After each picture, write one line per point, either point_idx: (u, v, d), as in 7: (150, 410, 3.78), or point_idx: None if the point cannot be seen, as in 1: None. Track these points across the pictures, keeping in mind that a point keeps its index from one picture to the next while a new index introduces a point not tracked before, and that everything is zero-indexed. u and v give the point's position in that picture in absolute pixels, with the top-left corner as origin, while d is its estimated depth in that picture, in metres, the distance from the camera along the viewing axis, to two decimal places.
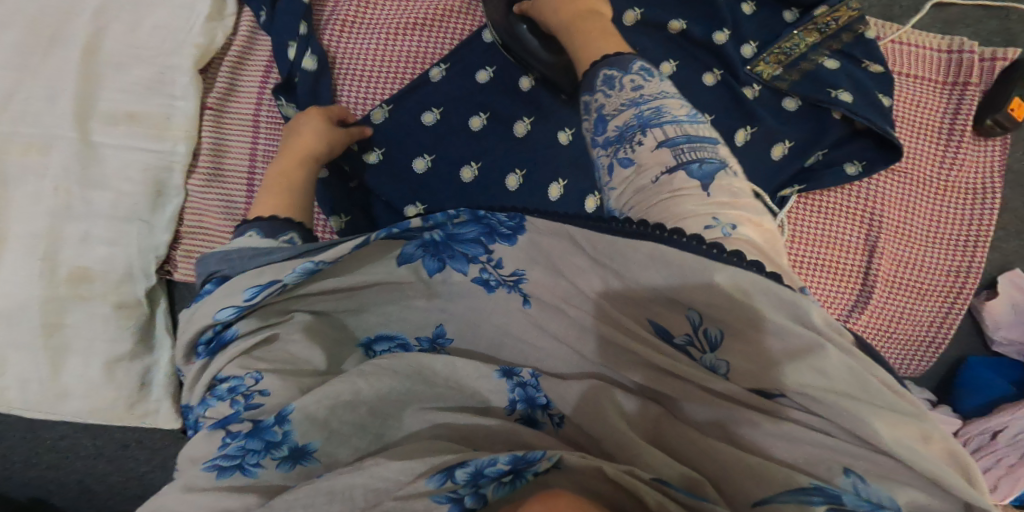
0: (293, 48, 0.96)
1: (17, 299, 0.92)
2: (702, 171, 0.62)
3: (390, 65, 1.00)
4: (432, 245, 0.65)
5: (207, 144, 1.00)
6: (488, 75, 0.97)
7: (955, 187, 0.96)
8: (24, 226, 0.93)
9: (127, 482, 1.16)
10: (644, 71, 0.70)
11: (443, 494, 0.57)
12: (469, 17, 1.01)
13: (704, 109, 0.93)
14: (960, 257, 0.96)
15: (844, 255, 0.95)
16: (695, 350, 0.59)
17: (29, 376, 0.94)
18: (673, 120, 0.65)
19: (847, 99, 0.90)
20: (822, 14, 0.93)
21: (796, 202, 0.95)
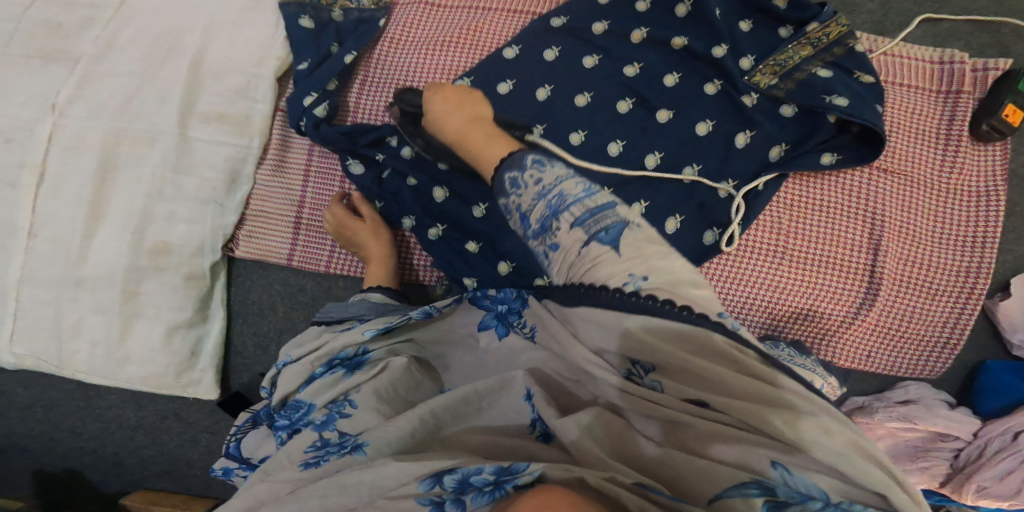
0: (310, 97, 1.05)
1: (106, 266, 1.06)
2: (610, 236, 0.72)
3: (426, 75, 1.08)
4: (501, 315, 0.93)
5: (275, 140, 1.12)
6: (508, 86, 1.03)
7: (959, 190, 1.00)
8: (121, 205, 1.07)
9: (159, 454, 1.27)
10: (537, 164, 0.79)
11: (427, 496, 0.74)
12: (501, 33, 1.08)
13: (706, 115, 1.00)
14: (968, 257, 1.00)
15: (849, 254, 1.01)
16: (636, 377, 0.76)
17: (100, 340, 1.08)
18: (576, 201, 0.75)
19: (841, 103, 0.94)
20: (814, 30, 0.98)
21: (803, 203, 1.02)
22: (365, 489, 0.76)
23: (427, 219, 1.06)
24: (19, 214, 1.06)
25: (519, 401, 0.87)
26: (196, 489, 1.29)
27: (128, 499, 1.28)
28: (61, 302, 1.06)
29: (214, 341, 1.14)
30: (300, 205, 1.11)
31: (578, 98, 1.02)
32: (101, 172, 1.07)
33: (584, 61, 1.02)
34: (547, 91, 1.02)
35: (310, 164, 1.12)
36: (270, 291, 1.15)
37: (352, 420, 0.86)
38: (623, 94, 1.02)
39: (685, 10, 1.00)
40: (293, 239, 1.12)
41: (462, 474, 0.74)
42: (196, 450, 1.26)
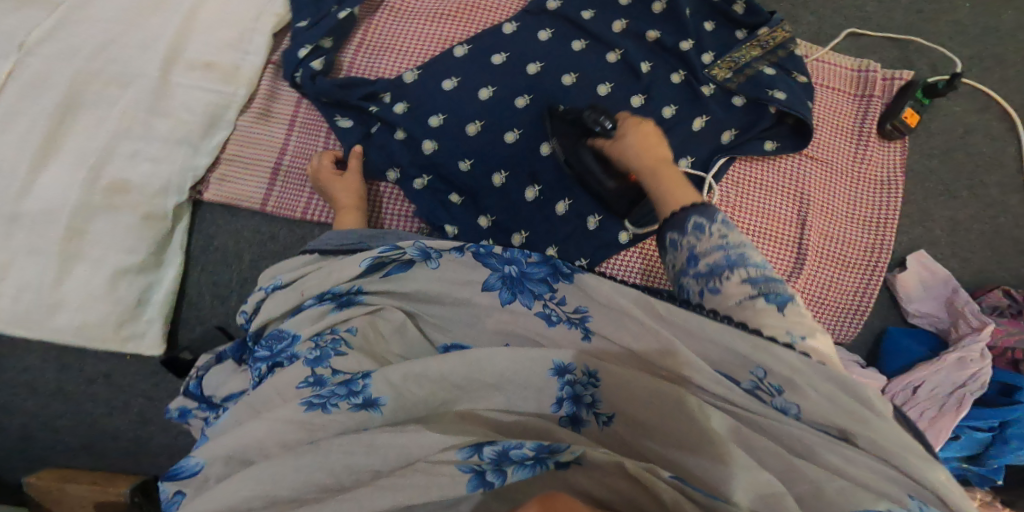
0: (305, 49, 1.07)
1: (54, 202, 1.00)
2: (776, 300, 0.83)
3: (421, 44, 1.13)
4: (510, 279, 0.91)
5: (263, 88, 1.11)
6: (501, 58, 1.10)
7: (868, 177, 1.11)
8: (81, 142, 1.02)
9: (78, 427, 1.16)
10: (727, 222, 0.88)
11: (468, 464, 0.78)
12: (495, 12, 1.14)
13: (671, 100, 1.08)
14: (875, 235, 1.09)
15: (781, 227, 1.08)
16: (763, 393, 0.81)
17: (30, 283, 0.99)
18: (754, 264, 0.85)
19: (781, 97, 1.05)
20: (763, 33, 1.09)
21: (740, 179, 1.10)
22: (395, 454, 0.80)
23: (410, 175, 1.09)
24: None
25: (546, 376, 0.85)
26: (121, 464, 1.19)
27: (34, 478, 1.13)
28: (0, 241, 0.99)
29: (167, 288, 1.06)
30: (280, 152, 1.10)
31: (566, 76, 1.09)
32: (61, 111, 1.02)
33: (574, 44, 1.10)
34: (537, 66, 1.10)
35: (297, 111, 1.11)
36: (238, 240, 1.11)
37: (346, 358, 0.87)
38: (603, 78, 1.09)
39: (661, 7, 1.10)
40: (269, 185, 1.09)
41: (501, 447, 0.80)
42: (125, 420, 1.16)
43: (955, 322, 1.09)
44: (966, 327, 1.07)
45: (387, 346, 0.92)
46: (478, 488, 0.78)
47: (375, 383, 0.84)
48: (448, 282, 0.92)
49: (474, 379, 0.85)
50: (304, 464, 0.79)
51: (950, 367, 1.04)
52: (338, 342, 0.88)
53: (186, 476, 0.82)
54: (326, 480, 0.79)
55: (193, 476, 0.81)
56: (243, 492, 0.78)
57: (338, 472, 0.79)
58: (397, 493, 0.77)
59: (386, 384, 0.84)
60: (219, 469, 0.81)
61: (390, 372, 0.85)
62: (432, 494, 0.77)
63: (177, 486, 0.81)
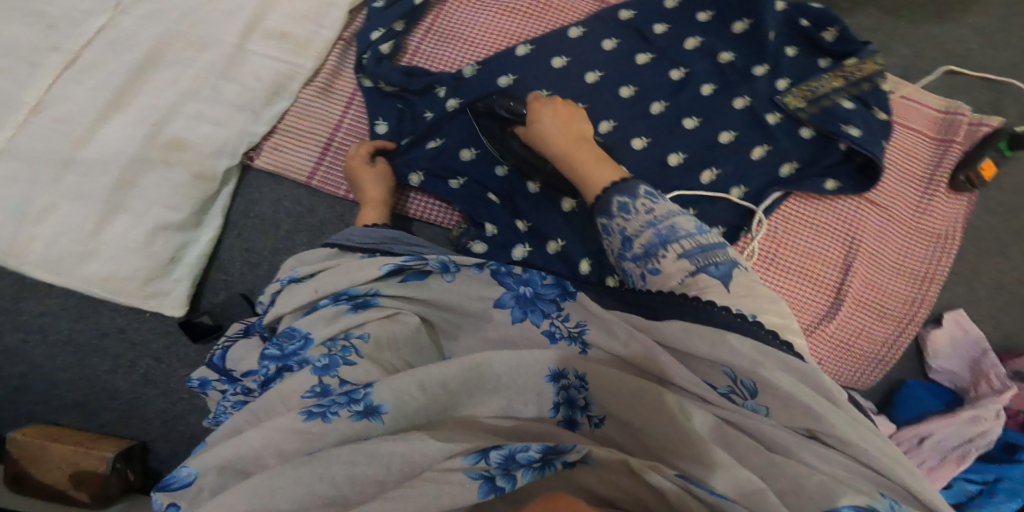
0: (378, 33, 1.07)
1: (110, 151, 0.96)
2: (718, 271, 0.79)
3: (485, 38, 1.11)
4: (524, 299, 0.86)
5: (329, 63, 1.08)
6: (561, 62, 1.07)
7: (922, 229, 1.08)
8: (149, 98, 0.99)
9: (78, 383, 1.11)
10: (650, 195, 0.84)
11: (476, 470, 0.69)
12: (565, 14, 1.11)
13: (731, 125, 1.03)
14: (916, 289, 1.07)
15: (826, 267, 1.05)
16: (737, 397, 0.76)
17: (66, 229, 0.94)
18: (686, 236, 0.81)
19: (855, 133, 1.00)
20: (851, 64, 1.03)
21: (795, 211, 1.05)
22: (398, 463, 0.71)
23: (435, 181, 1.06)
24: (29, 89, 0.95)
25: (541, 381, 0.79)
26: (108, 427, 1.13)
27: (17, 435, 1.07)
28: (37, 181, 0.94)
29: (201, 249, 1.02)
30: (334, 128, 1.07)
31: (623, 88, 1.05)
32: (141, 66, 0.99)
33: (637, 57, 1.06)
34: (596, 75, 1.06)
35: (357, 90, 1.09)
36: (277, 208, 1.07)
37: (355, 368, 0.81)
38: (657, 96, 1.05)
39: (742, 28, 1.06)
40: (319, 160, 1.07)
41: (508, 450, 0.71)
42: (128, 381, 1.11)
43: (975, 383, 1.10)
44: (987, 388, 1.08)
45: (401, 358, 0.86)
46: (490, 495, 0.68)
47: (377, 390, 0.76)
48: (466, 296, 0.87)
49: (475, 384, 0.79)
50: (302, 477, 0.70)
51: (963, 423, 1.05)
52: (348, 351, 0.82)
53: (177, 488, 0.74)
54: (328, 492, 0.70)
55: (184, 488, 0.73)
56: (240, 505, 0.69)
57: (339, 483, 0.70)
58: (408, 503, 0.68)
59: (389, 390, 0.76)
60: (212, 479, 0.73)
61: (392, 379, 0.77)
62: (443, 504, 0.68)
63: (169, 497, 0.73)
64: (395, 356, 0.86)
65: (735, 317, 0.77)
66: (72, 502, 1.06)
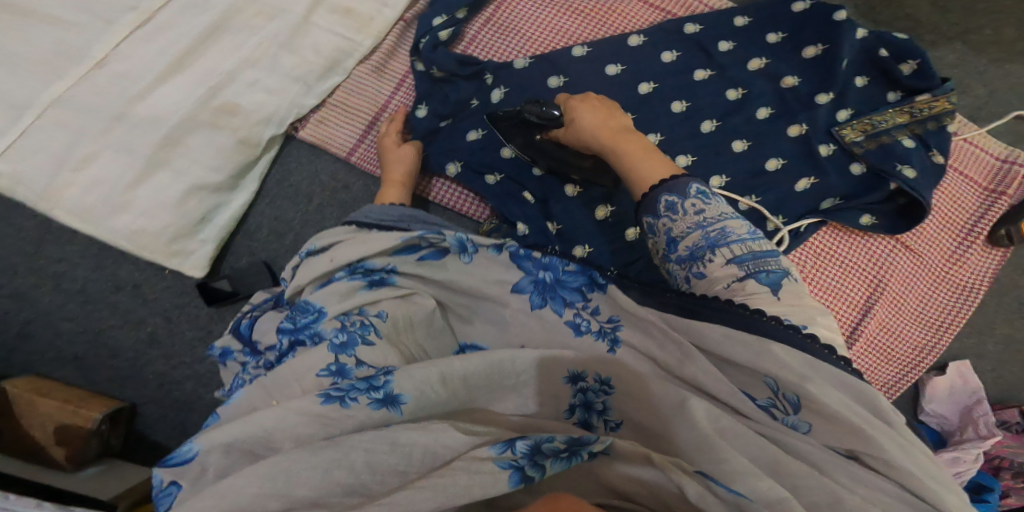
0: (440, 19, 1.07)
1: (164, 108, 1.03)
2: (770, 279, 0.75)
3: (544, 34, 1.12)
4: (544, 285, 0.81)
5: (386, 43, 1.10)
6: (616, 70, 1.09)
7: (949, 280, 1.12)
8: (212, 62, 1.05)
9: (80, 335, 1.10)
10: (701, 194, 0.80)
11: (504, 460, 0.67)
12: (626, 22, 1.13)
13: (781, 154, 1.06)
14: (929, 336, 1.12)
15: (844, 307, 1.10)
16: (777, 411, 0.70)
17: (104, 180, 1.01)
18: (738, 240, 0.77)
19: (910, 175, 1.02)
20: (922, 101, 1.04)
21: (826, 249, 1.11)
22: (419, 453, 0.68)
23: (470, 174, 1.06)
24: (97, 44, 1.02)
25: (559, 383, 0.76)
26: (101, 385, 1.11)
27: (10, 385, 1.06)
28: (83, 132, 1.01)
29: (231, 212, 1.07)
30: (380, 108, 1.09)
31: (674, 103, 1.08)
32: (210, 30, 1.05)
33: (696, 72, 1.09)
34: (649, 87, 1.09)
35: (409, 73, 1.10)
36: (313, 181, 1.10)
37: (373, 350, 0.79)
38: (710, 115, 1.08)
39: (813, 53, 1.07)
40: (361, 136, 1.09)
41: (533, 441, 0.69)
42: (134, 337, 1.11)
43: (963, 428, 1.16)
44: (975, 434, 1.14)
45: (418, 343, 0.83)
46: (518, 485, 0.67)
47: (398, 378, 0.72)
48: (478, 280, 0.84)
49: (495, 380, 0.75)
50: (320, 461, 0.67)
51: (945, 462, 1.10)
52: (367, 329, 0.80)
53: (178, 464, 0.71)
54: (346, 481, 0.66)
55: (185, 464, 0.70)
56: (251, 488, 0.65)
57: (359, 470, 0.67)
58: (438, 494, 0.65)
59: (410, 379, 0.72)
60: (218, 459, 0.70)
61: (413, 368, 0.73)
62: (474, 496, 0.65)
63: (170, 475, 0.70)
64: (411, 340, 0.83)
65: (786, 327, 0.71)
66: (50, 462, 1.02)
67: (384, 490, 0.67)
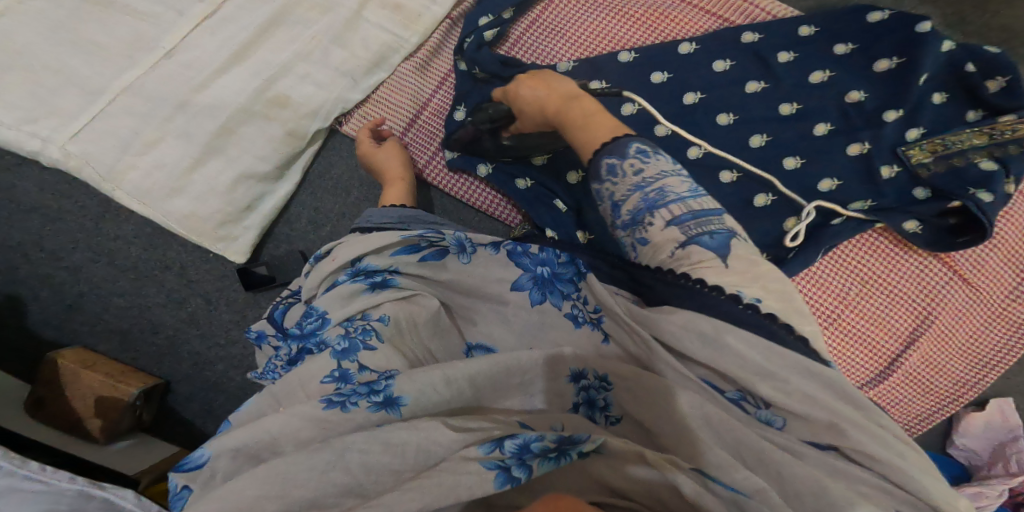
0: (485, 19, 1.06)
1: (221, 98, 1.06)
2: (713, 242, 0.73)
3: (593, 38, 1.10)
4: (543, 280, 0.82)
5: (432, 40, 1.09)
6: (661, 78, 1.08)
7: (1007, 318, 1.07)
8: (267, 54, 1.07)
9: (127, 312, 1.13)
10: (641, 154, 0.79)
11: (491, 460, 0.69)
12: (679, 28, 1.10)
13: (836, 174, 1.04)
14: (973, 374, 1.09)
15: (885, 338, 1.08)
16: (749, 406, 0.70)
17: (160, 165, 1.05)
18: (677, 200, 0.75)
19: (983, 198, 0.98)
20: (1005, 122, 1.01)
21: (875, 278, 1.08)
22: (412, 452, 0.69)
23: (500, 177, 1.05)
24: (168, 36, 1.06)
25: (562, 381, 0.76)
26: (141, 361, 1.14)
27: (58, 355, 1.10)
28: (148, 117, 1.05)
29: (276, 202, 1.10)
30: (421, 105, 1.09)
31: (721, 115, 1.07)
32: (268, 23, 1.07)
33: (749, 84, 1.07)
34: (695, 97, 1.07)
35: (451, 72, 1.09)
36: (352, 175, 1.11)
37: (375, 354, 0.79)
38: (761, 129, 1.06)
39: (887, 66, 1.04)
40: (403, 133, 1.10)
41: (523, 440, 0.70)
42: (176, 317, 1.13)
43: (991, 463, 1.13)
44: (1003, 470, 1.11)
45: (422, 345, 0.84)
46: (506, 485, 0.68)
47: (398, 382, 0.74)
48: (479, 279, 0.85)
49: (500, 381, 0.76)
50: (316, 463, 0.68)
51: (965, 496, 1.08)
52: (369, 335, 0.81)
53: (191, 469, 0.73)
54: (344, 481, 0.68)
55: (197, 469, 0.72)
56: (250, 491, 0.67)
57: (354, 471, 0.68)
58: (423, 496, 0.67)
59: (411, 383, 0.74)
60: (228, 461, 0.72)
61: (416, 371, 0.75)
62: (460, 496, 0.67)
63: (184, 479, 0.72)
64: (414, 343, 0.83)
65: (745, 307, 0.70)
66: (82, 432, 1.06)
67: (379, 488, 0.68)
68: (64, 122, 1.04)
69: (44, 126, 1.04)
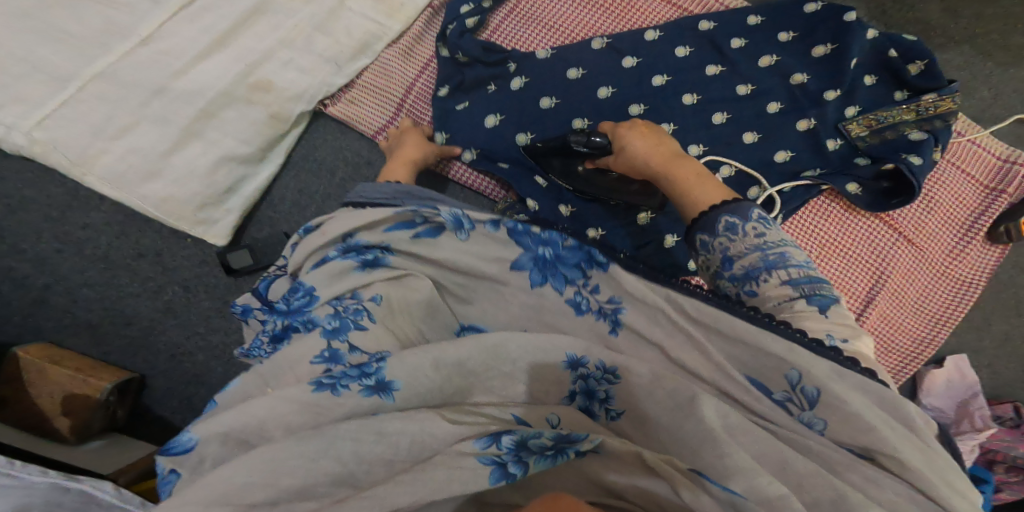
0: (467, 6, 1.11)
1: (200, 83, 1.05)
2: (823, 302, 0.77)
3: (566, 25, 1.17)
4: (542, 261, 0.84)
5: (414, 28, 1.13)
6: (632, 62, 1.13)
7: (949, 274, 1.17)
8: (248, 41, 1.07)
9: (97, 302, 1.09)
10: (762, 219, 0.80)
11: (487, 456, 0.72)
12: (646, 17, 1.18)
13: (790, 146, 1.11)
14: (927, 329, 1.17)
15: (846, 298, 1.15)
16: (794, 406, 0.73)
17: (138, 150, 1.04)
18: (795, 264, 0.78)
19: (915, 162, 1.06)
20: (927, 100, 1.09)
21: (830, 242, 1.16)
22: (407, 443, 0.72)
23: (485, 162, 1.10)
24: (144, 24, 1.04)
25: (559, 369, 0.79)
26: (112, 356, 1.10)
27: (21, 351, 1.04)
28: (122, 102, 1.03)
29: (258, 184, 1.10)
30: (406, 89, 1.13)
31: (685, 96, 1.12)
32: (250, 12, 1.07)
33: (706, 68, 1.13)
34: (662, 79, 1.12)
35: (434, 58, 1.14)
36: (338, 156, 1.14)
37: (365, 334, 0.81)
38: (721, 108, 1.12)
39: (823, 52, 1.11)
40: (389, 120, 1.13)
41: (520, 437, 0.74)
42: (152, 306, 1.10)
43: (958, 420, 1.20)
44: (968, 426, 1.18)
45: (413, 325, 0.86)
46: (500, 481, 0.71)
47: (389, 365, 0.76)
48: (474, 257, 0.85)
49: (492, 366, 0.79)
50: (307, 451, 0.70)
51: None
52: (360, 314, 0.82)
53: (178, 453, 0.74)
54: (335, 470, 0.70)
55: (185, 453, 0.73)
56: (239, 478, 0.69)
57: (346, 460, 0.71)
58: (417, 490, 0.69)
59: (402, 365, 0.76)
60: (216, 450, 0.74)
61: (405, 353, 0.77)
62: (454, 490, 0.70)
63: (171, 463, 0.74)
64: (406, 322, 0.85)
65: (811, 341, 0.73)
66: (52, 433, 1.01)
67: (371, 479, 0.71)
68: (31, 108, 1.01)
69: (9, 112, 1.01)
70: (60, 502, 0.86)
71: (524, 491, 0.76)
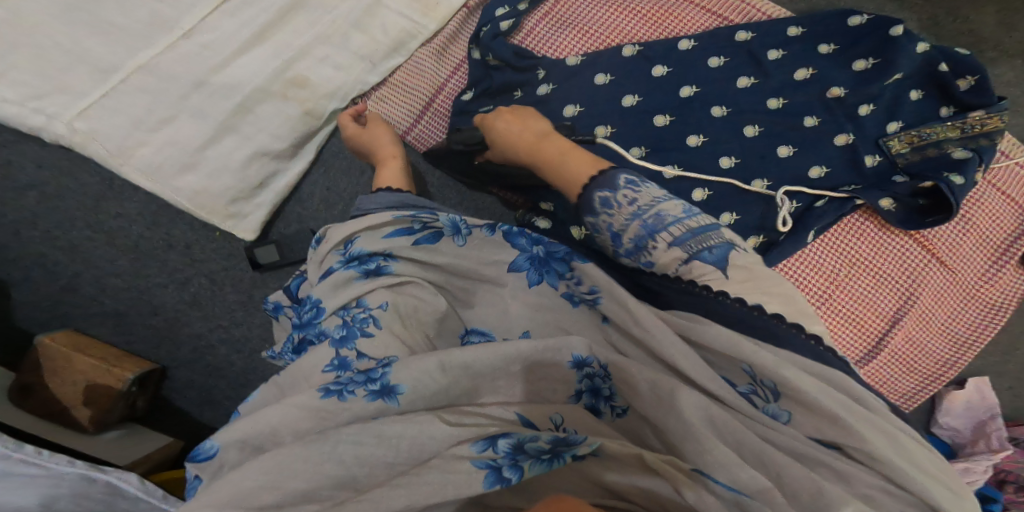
0: (502, 9, 1.11)
1: (236, 77, 1.05)
2: (714, 256, 0.76)
3: (601, 32, 1.16)
4: (541, 260, 0.84)
5: (448, 28, 1.13)
6: (663, 70, 1.11)
7: (979, 297, 1.15)
8: (287, 35, 1.07)
9: (124, 291, 1.10)
10: (630, 184, 0.83)
11: (483, 460, 0.70)
12: (685, 24, 1.15)
13: (827, 161, 1.08)
14: (950, 350, 1.16)
15: (874, 317, 1.13)
16: (758, 399, 0.72)
17: (173, 142, 1.04)
18: (675, 221, 0.79)
19: (956, 181, 1.02)
20: (974, 117, 1.05)
21: (861, 259, 1.12)
22: (407, 445, 0.70)
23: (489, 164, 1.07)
24: (187, 17, 1.03)
25: (563, 368, 0.77)
26: (136, 345, 1.11)
27: (47, 339, 1.04)
28: (161, 94, 1.03)
29: (289, 179, 1.10)
30: (437, 89, 1.13)
31: (715, 108, 1.10)
32: (288, 7, 1.06)
33: (740, 80, 1.10)
34: (691, 90, 1.10)
35: (465, 60, 1.14)
36: None
37: (374, 342, 0.79)
38: (755, 119, 1.09)
39: (863, 67, 1.08)
40: (414, 120, 1.13)
41: (517, 440, 0.71)
42: (178, 297, 1.11)
43: (974, 441, 1.19)
44: (985, 446, 1.17)
45: (424, 331, 0.83)
46: (495, 485, 0.69)
47: (395, 370, 0.74)
48: (475, 262, 0.86)
49: (498, 368, 0.76)
50: (311, 455, 0.68)
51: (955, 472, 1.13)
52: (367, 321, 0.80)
53: (202, 460, 0.72)
54: (336, 473, 0.68)
55: (208, 460, 0.72)
56: (248, 482, 0.67)
57: (348, 464, 0.68)
58: (412, 492, 0.68)
59: (409, 371, 0.74)
60: (233, 455, 0.72)
61: (412, 359, 0.75)
62: (448, 495, 0.68)
63: (195, 470, 0.72)
64: (418, 328, 0.83)
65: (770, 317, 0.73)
66: (72, 421, 1.01)
67: (372, 482, 0.69)
68: (72, 98, 1.01)
69: (51, 102, 1.01)
70: (90, 492, 0.85)
71: (525, 495, 0.73)
